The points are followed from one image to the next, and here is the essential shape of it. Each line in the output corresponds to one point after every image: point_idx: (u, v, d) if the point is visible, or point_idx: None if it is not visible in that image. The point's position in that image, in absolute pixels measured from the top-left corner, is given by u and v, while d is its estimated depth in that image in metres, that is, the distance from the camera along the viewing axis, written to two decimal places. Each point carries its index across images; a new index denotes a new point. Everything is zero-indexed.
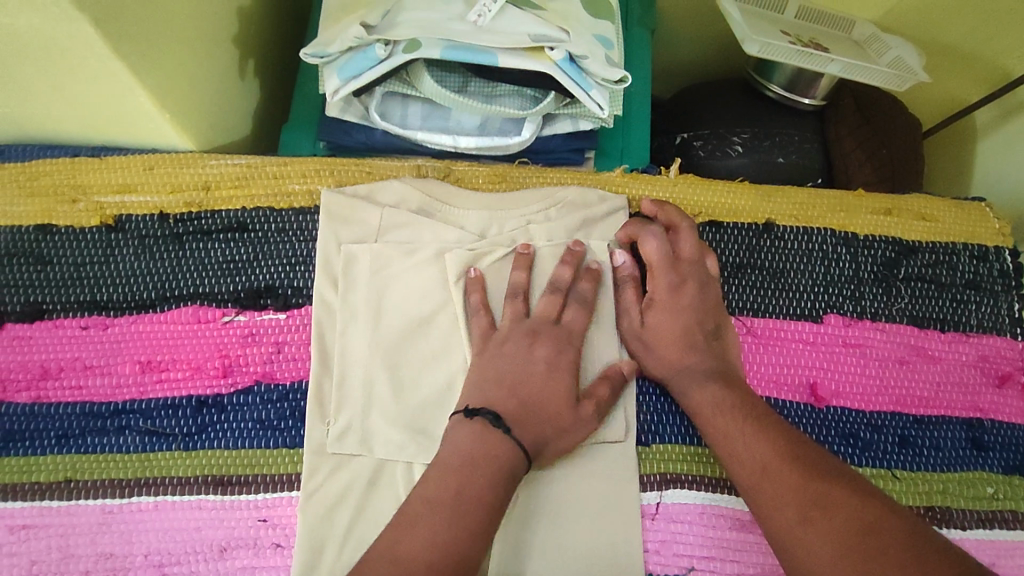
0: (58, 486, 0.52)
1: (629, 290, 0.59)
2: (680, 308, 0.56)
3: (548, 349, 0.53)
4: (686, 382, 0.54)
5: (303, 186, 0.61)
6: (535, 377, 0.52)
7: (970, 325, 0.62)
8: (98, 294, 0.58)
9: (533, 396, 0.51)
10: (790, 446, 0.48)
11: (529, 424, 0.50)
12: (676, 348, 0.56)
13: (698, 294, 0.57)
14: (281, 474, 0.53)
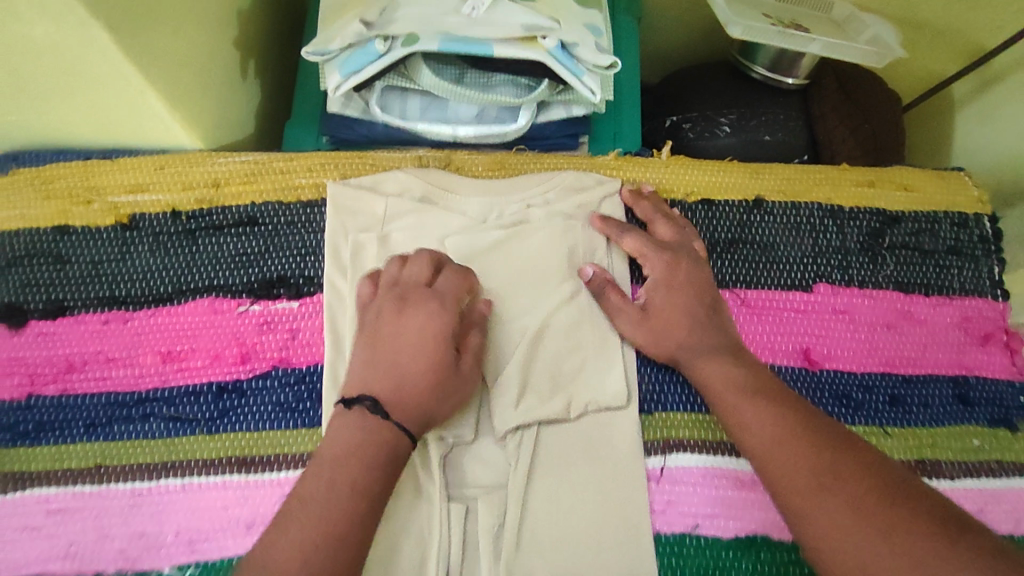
0: (90, 472, 0.55)
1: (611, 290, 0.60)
2: (676, 280, 0.59)
3: (430, 314, 0.53)
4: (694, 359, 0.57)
5: (309, 180, 0.64)
6: (410, 354, 0.52)
7: (953, 289, 0.64)
8: (117, 290, 0.60)
9: (424, 378, 0.51)
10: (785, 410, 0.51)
11: (409, 407, 0.50)
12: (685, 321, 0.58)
13: (693, 266, 0.60)
14: (302, 452, 0.56)
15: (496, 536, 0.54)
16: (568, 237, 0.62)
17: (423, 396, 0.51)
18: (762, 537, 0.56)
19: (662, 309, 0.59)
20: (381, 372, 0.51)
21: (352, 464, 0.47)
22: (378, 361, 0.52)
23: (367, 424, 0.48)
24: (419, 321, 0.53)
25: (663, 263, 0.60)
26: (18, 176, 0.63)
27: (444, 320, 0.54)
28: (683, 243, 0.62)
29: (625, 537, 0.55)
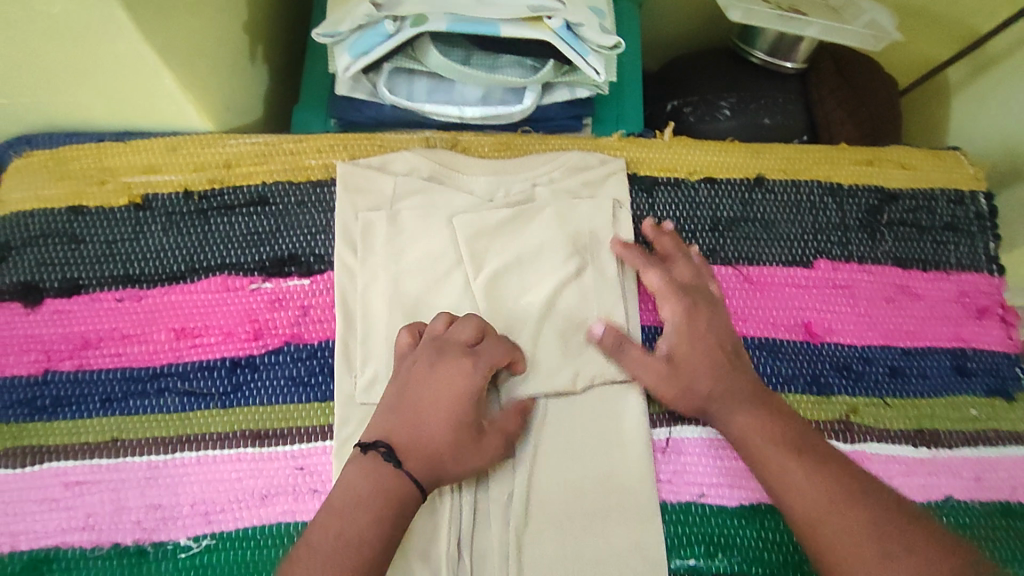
0: (107, 445, 0.56)
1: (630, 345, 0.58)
2: (695, 328, 0.57)
3: (471, 372, 0.53)
4: (721, 411, 0.55)
5: (319, 161, 0.65)
6: (437, 410, 0.51)
7: (950, 264, 0.65)
8: (130, 268, 0.61)
9: (441, 434, 0.51)
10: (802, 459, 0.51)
11: (427, 455, 0.50)
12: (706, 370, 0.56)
13: (711, 311, 0.59)
14: (315, 425, 0.57)
15: (506, 505, 0.55)
16: (574, 210, 0.64)
17: (438, 451, 0.51)
18: (767, 505, 0.57)
19: (686, 361, 0.56)
20: (405, 420, 0.52)
21: (365, 498, 0.48)
22: (407, 405, 0.52)
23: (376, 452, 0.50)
24: (454, 376, 0.53)
25: (681, 310, 0.58)
26: (32, 159, 0.64)
27: (476, 382, 0.53)
28: (699, 285, 0.60)
29: (632, 505, 0.56)
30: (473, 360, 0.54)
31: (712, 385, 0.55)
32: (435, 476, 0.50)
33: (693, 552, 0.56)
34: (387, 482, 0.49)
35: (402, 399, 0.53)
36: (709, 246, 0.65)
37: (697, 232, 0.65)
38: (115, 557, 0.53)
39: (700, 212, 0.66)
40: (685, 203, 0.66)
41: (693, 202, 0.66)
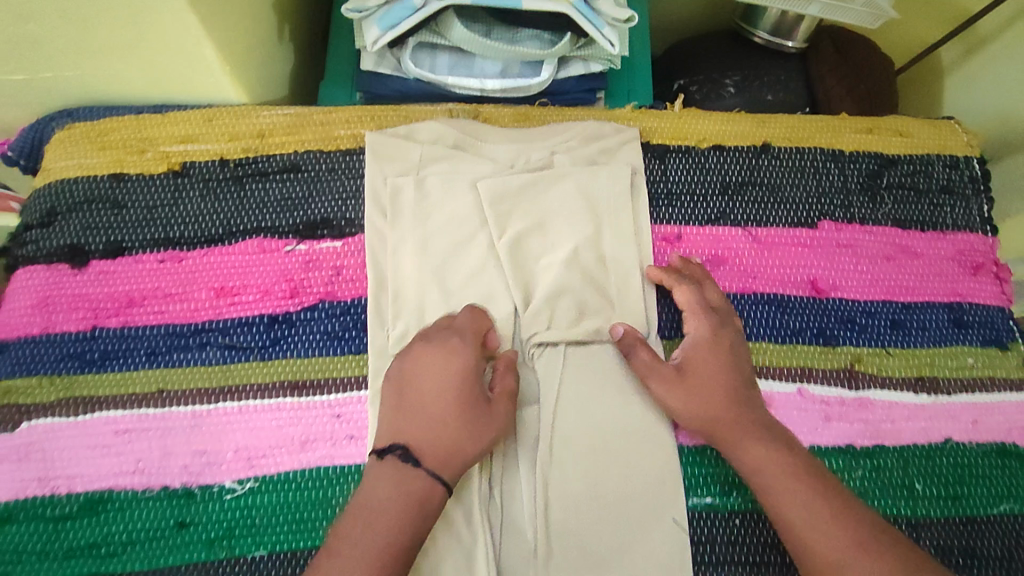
0: (153, 396, 0.59)
1: (643, 349, 0.60)
2: (717, 349, 0.59)
3: (453, 348, 0.57)
4: (736, 443, 0.55)
5: (348, 131, 0.68)
6: (439, 394, 0.55)
7: (946, 224, 0.69)
8: (170, 231, 0.64)
9: (453, 403, 0.55)
10: (818, 491, 0.52)
11: (438, 421, 0.54)
12: (720, 391, 0.57)
13: (733, 338, 0.60)
14: (351, 376, 0.60)
15: (533, 446, 0.59)
16: (594, 171, 0.67)
17: (452, 435, 0.53)
18: None
19: (701, 372, 0.58)
20: (411, 410, 0.55)
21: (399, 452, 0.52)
22: (410, 394, 0.55)
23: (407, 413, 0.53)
24: (439, 355, 0.56)
25: (707, 326, 0.60)
26: (73, 130, 0.66)
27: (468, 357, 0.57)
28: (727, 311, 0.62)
29: (653, 446, 0.59)
30: (460, 338, 0.58)
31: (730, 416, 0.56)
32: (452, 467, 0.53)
33: (708, 492, 0.59)
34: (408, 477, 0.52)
35: (404, 383, 0.56)
36: (719, 209, 0.68)
37: (708, 196, 0.68)
38: (165, 498, 0.56)
39: (710, 177, 0.69)
40: (697, 168, 0.69)
41: (703, 168, 0.69)
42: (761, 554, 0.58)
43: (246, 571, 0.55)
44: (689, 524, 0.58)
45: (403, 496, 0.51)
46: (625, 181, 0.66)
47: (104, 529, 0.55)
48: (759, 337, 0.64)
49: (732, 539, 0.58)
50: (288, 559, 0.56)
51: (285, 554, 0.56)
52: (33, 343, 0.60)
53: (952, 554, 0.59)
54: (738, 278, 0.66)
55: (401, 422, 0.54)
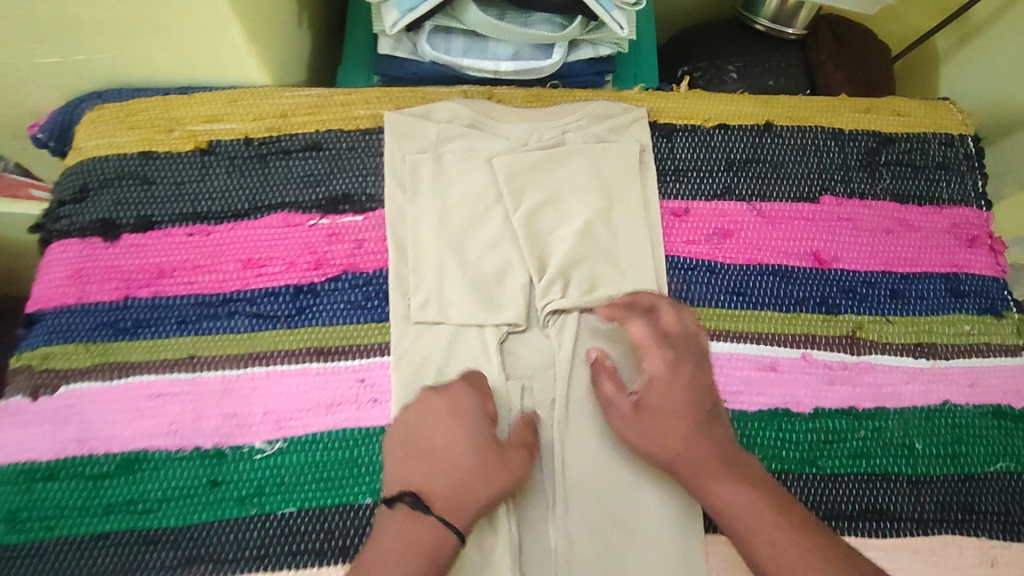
0: (185, 361, 0.61)
1: (608, 378, 0.59)
2: (675, 385, 0.56)
3: (455, 399, 0.57)
4: (702, 482, 0.54)
5: (367, 111, 0.71)
6: (446, 445, 0.55)
7: (942, 199, 0.72)
8: (198, 206, 0.66)
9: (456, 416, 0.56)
10: (791, 533, 0.51)
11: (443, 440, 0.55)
12: (682, 432, 0.55)
13: (695, 369, 0.58)
14: (373, 342, 0.63)
15: (548, 408, 0.61)
16: (605, 148, 0.69)
17: (463, 483, 0.53)
18: (782, 410, 0.63)
19: (659, 409, 0.56)
20: (412, 450, 0.55)
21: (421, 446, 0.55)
22: (416, 446, 0.55)
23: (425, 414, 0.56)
24: (442, 407, 0.56)
25: (664, 361, 0.57)
26: (103, 111, 0.69)
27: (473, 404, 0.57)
28: (687, 336, 0.60)
29: None
30: (465, 386, 0.58)
31: (696, 456, 0.55)
32: (462, 512, 0.53)
33: None
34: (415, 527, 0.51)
35: (411, 435, 0.56)
36: (725, 184, 0.71)
37: (714, 172, 0.71)
38: (197, 458, 0.59)
39: (715, 154, 0.72)
40: (703, 146, 0.72)
41: (708, 146, 0.72)
42: None
43: (276, 527, 0.58)
44: None
45: (412, 545, 0.51)
46: (633, 157, 0.69)
47: (140, 487, 0.58)
48: (765, 306, 0.67)
49: None
50: (317, 516, 0.58)
51: (313, 511, 0.58)
52: (69, 312, 0.62)
53: (951, 509, 0.61)
54: (743, 250, 0.69)
55: (412, 470, 0.54)
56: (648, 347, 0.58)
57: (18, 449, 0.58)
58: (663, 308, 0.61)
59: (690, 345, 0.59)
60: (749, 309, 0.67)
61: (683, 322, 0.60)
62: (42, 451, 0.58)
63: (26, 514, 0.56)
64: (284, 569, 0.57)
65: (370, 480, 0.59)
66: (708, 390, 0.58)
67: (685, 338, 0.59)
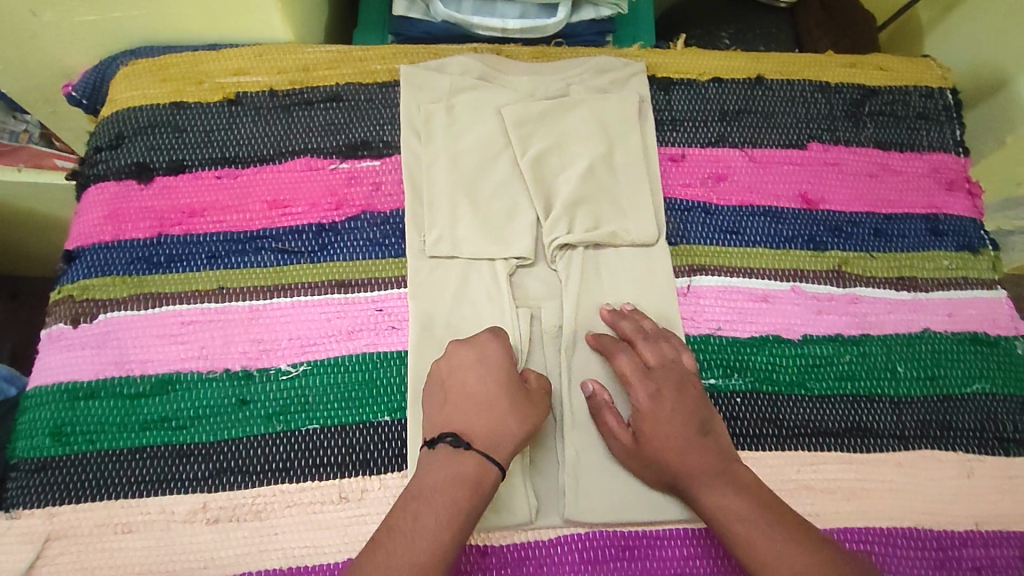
0: (215, 292, 0.66)
1: (610, 413, 0.61)
2: (662, 410, 0.58)
3: (483, 349, 0.60)
4: (696, 487, 0.56)
5: (383, 66, 0.75)
6: (480, 391, 0.57)
7: (923, 146, 0.77)
8: (226, 152, 0.71)
9: (478, 357, 0.59)
10: (778, 530, 0.52)
11: (465, 376, 0.58)
12: (672, 447, 0.57)
13: (677, 396, 0.59)
14: (391, 276, 0.67)
15: (555, 334, 0.66)
16: (607, 97, 0.74)
17: (500, 423, 0.56)
18: (773, 337, 0.68)
19: (653, 440, 0.58)
20: (438, 393, 0.59)
21: (448, 382, 0.58)
22: (447, 389, 0.58)
23: (451, 361, 0.59)
24: (472, 358, 0.59)
25: (647, 393, 0.59)
26: (137, 66, 0.74)
27: (502, 351, 0.60)
28: (671, 366, 0.61)
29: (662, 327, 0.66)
30: (498, 342, 0.60)
31: (685, 464, 0.56)
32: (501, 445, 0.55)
33: (713, 374, 0.66)
34: (458, 461, 0.53)
35: (444, 386, 0.58)
36: (719, 132, 0.75)
37: (708, 122, 0.76)
38: (227, 378, 0.63)
39: (710, 105, 0.76)
40: (698, 98, 0.77)
41: (703, 98, 0.77)
42: (761, 427, 0.65)
43: (301, 442, 0.61)
44: None
45: (455, 478, 0.52)
46: (633, 105, 0.74)
47: (174, 405, 0.62)
48: (758, 243, 0.71)
49: (735, 415, 0.65)
50: (340, 432, 0.62)
51: (336, 428, 0.62)
52: (106, 248, 0.67)
53: (931, 427, 0.66)
54: (736, 192, 0.73)
55: (449, 414, 0.57)
56: (632, 380, 0.60)
57: (61, 371, 0.62)
58: (644, 342, 0.62)
59: (671, 374, 0.60)
60: (742, 247, 0.71)
61: (668, 352, 0.62)
62: (84, 372, 0.62)
63: (70, 429, 0.60)
64: (309, 479, 0.60)
65: (389, 400, 0.63)
66: (698, 406, 0.59)
67: (668, 367, 0.61)
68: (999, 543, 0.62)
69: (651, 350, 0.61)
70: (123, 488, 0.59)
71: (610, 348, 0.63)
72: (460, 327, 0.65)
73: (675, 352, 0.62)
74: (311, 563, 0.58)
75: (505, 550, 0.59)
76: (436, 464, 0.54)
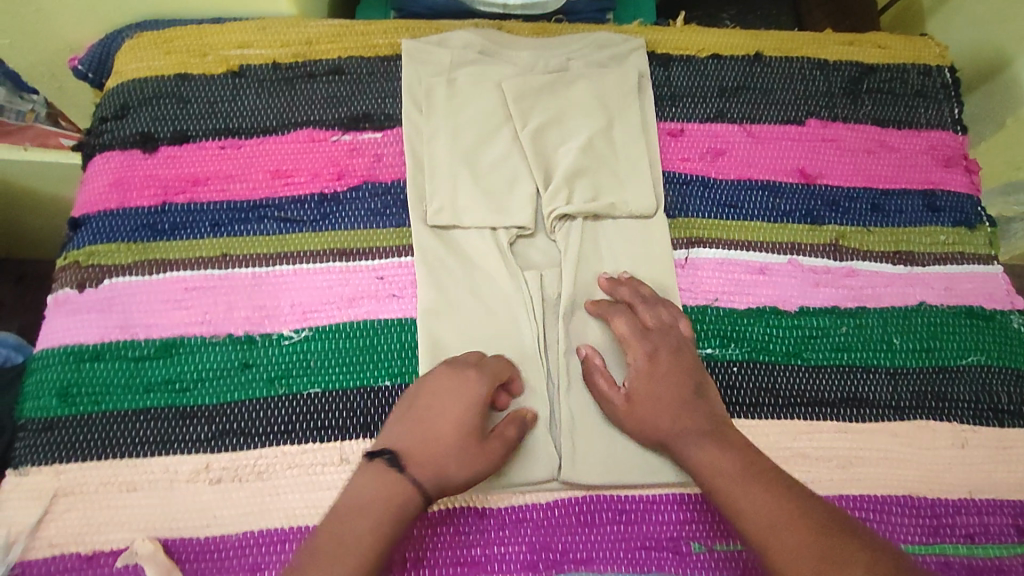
0: (218, 259, 0.66)
1: (600, 375, 0.62)
2: (658, 370, 0.59)
3: (464, 381, 0.57)
4: (682, 443, 0.57)
5: (385, 40, 0.76)
6: (443, 420, 0.55)
7: (920, 124, 0.77)
8: (229, 123, 0.72)
9: (452, 388, 0.57)
10: (761, 486, 0.52)
11: (434, 402, 0.56)
12: (664, 408, 0.58)
13: (673, 358, 0.60)
14: (392, 245, 0.68)
15: (554, 303, 0.67)
16: (607, 72, 0.75)
17: (441, 454, 0.54)
18: (769, 308, 0.68)
19: (645, 399, 0.59)
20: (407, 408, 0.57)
21: (416, 399, 0.57)
22: (415, 406, 0.57)
23: (428, 383, 0.58)
24: (448, 382, 0.57)
25: (644, 355, 0.60)
26: (142, 39, 0.75)
27: (483, 387, 0.57)
28: (668, 330, 0.62)
29: None
30: (478, 369, 0.59)
31: (673, 423, 0.57)
32: (436, 482, 0.54)
33: (709, 344, 0.67)
34: (390, 483, 0.52)
35: (412, 401, 0.57)
36: (718, 108, 0.76)
37: (707, 97, 0.76)
38: (229, 343, 0.63)
39: (709, 81, 0.77)
40: (697, 74, 0.77)
41: (702, 75, 0.77)
42: (757, 396, 0.65)
43: (302, 405, 0.62)
44: None
45: (379, 500, 0.51)
46: (633, 78, 0.74)
47: (177, 368, 0.62)
48: (755, 217, 0.72)
49: (731, 384, 0.65)
50: (340, 396, 0.62)
51: (337, 392, 0.62)
52: (111, 215, 0.68)
53: (925, 398, 0.66)
54: (735, 166, 0.74)
55: (398, 433, 0.55)
56: (628, 342, 0.62)
57: (67, 334, 0.63)
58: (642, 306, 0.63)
59: (666, 339, 0.61)
60: (740, 220, 0.72)
61: (665, 316, 0.63)
62: (89, 335, 0.63)
63: (76, 390, 0.61)
64: (310, 442, 0.61)
65: (389, 365, 0.64)
66: (693, 369, 0.60)
67: (664, 331, 0.62)
68: (992, 511, 0.63)
69: (648, 313, 0.63)
70: (128, 448, 0.60)
71: (608, 310, 0.64)
72: (462, 294, 0.66)
73: (673, 317, 0.63)
74: (312, 524, 0.58)
75: (503, 512, 0.60)
76: (369, 479, 0.53)
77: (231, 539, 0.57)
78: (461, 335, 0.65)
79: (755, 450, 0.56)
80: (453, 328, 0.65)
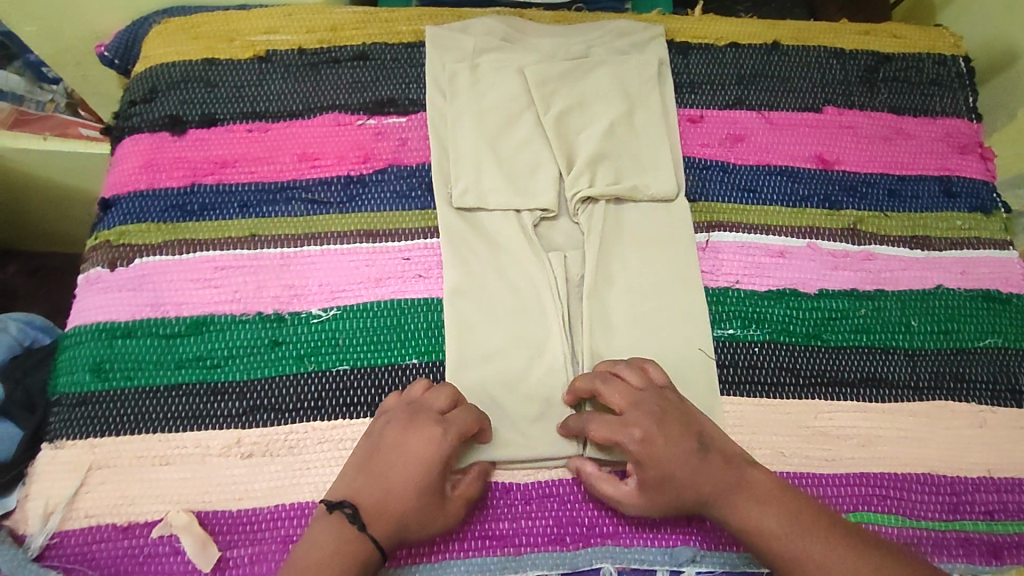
0: (248, 239, 0.67)
1: (603, 478, 0.58)
2: (658, 451, 0.56)
3: (431, 439, 0.56)
4: (726, 507, 0.55)
5: (409, 27, 0.77)
6: (404, 478, 0.54)
7: (936, 111, 0.79)
8: (257, 107, 0.73)
9: (419, 440, 0.56)
10: (823, 542, 0.52)
11: (400, 453, 0.55)
12: (686, 480, 0.56)
13: (665, 429, 0.57)
14: (418, 227, 0.69)
15: (577, 283, 0.68)
16: (627, 58, 0.76)
17: (400, 507, 0.54)
18: (790, 290, 0.69)
19: (657, 483, 0.56)
20: (374, 454, 0.56)
21: (383, 447, 0.56)
22: (380, 455, 0.56)
23: (397, 433, 0.56)
24: (414, 438, 0.56)
25: (637, 439, 0.56)
26: (169, 24, 0.76)
27: (444, 449, 0.56)
28: (653, 403, 0.58)
29: (678, 279, 0.68)
30: (443, 428, 0.56)
31: (701, 490, 0.56)
32: (394, 535, 0.53)
33: (731, 325, 0.68)
34: (349, 537, 0.52)
35: (380, 448, 0.56)
36: (737, 95, 0.77)
37: (725, 85, 0.77)
38: (259, 321, 0.64)
39: (727, 69, 0.78)
40: (715, 62, 0.78)
41: (720, 62, 0.78)
42: (779, 375, 0.66)
43: (330, 383, 0.63)
44: (715, 352, 0.66)
45: (338, 553, 0.51)
46: (653, 63, 0.76)
47: (208, 345, 0.63)
48: (774, 201, 0.73)
49: (753, 364, 0.66)
50: (367, 374, 0.63)
51: (365, 370, 0.63)
52: (141, 196, 0.69)
53: (944, 379, 0.67)
54: (754, 152, 0.75)
55: (363, 480, 0.55)
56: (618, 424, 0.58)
57: (99, 311, 0.64)
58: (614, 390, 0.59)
59: (646, 410, 0.58)
60: (760, 204, 0.73)
61: (644, 385, 0.59)
62: (121, 313, 0.64)
63: (109, 365, 0.62)
64: (339, 418, 0.62)
65: (415, 345, 0.65)
66: (689, 428, 0.57)
67: (648, 403, 0.58)
68: (1011, 489, 0.64)
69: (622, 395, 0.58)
70: (160, 423, 0.61)
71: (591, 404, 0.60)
72: (487, 274, 0.67)
73: (649, 381, 0.60)
74: None
75: (528, 487, 0.61)
76: (329, 528, 0.53)
77: (263, 512, 0.58)
78: (486, 312, 0.66)
79: (794, 492, 0.56)
80: (478, 306, 0.66)
